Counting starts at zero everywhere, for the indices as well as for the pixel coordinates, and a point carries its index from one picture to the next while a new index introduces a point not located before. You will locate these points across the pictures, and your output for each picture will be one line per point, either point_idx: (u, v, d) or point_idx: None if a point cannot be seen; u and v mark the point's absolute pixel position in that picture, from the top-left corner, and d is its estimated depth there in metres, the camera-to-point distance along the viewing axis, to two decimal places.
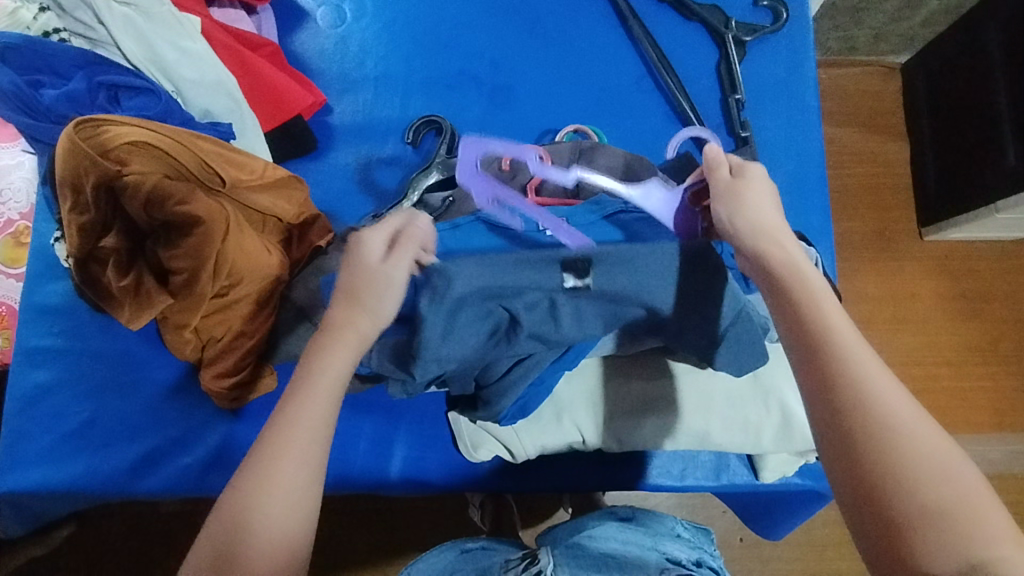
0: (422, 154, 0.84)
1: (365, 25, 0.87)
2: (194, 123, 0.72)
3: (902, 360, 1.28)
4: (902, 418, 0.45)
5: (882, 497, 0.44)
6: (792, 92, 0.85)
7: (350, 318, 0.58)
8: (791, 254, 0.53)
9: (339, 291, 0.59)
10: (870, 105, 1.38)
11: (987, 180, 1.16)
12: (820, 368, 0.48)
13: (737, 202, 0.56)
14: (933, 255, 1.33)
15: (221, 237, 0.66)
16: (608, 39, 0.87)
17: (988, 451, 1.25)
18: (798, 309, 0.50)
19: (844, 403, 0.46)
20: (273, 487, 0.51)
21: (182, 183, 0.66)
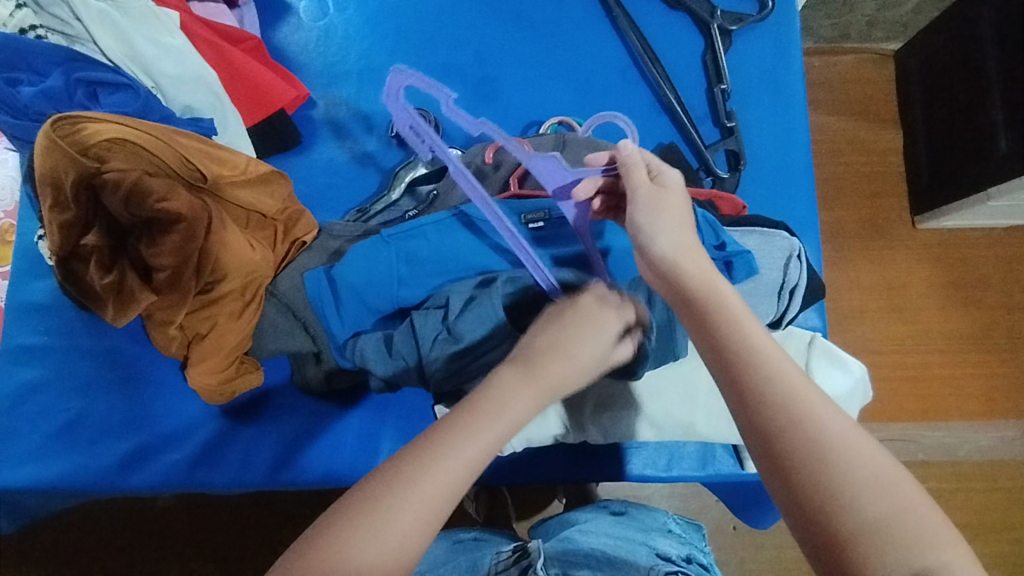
0: (406, 148, 0.84)
1: (348, 17, 0.87)
2: (176, 119, 0.72)
3: (894, 349, 1.28)
4: (834, 433, 0.46)
5: (825, 516, 0.44)
6: (777, 82, 0.85)
7: (553, 368, 0.54)
8: (704, 271, 0.53)
9: (554, 339, 0.56)
10: (862, 93, 1.38)
11: (978, 167, 1.16)
12: (745, 392, 0.48)
13: (657, 213, 0.56)
14: (925, 243, 1.33)
15: (204, 233, 0.67)
16: (594, 30, 0.86)
17: (981, 438, 1.25)
18: (717, 341, 0.51)
19: (772, 428, 0.47)
20: (404, 508, 0.47)
21: (163, 179, 0.66)
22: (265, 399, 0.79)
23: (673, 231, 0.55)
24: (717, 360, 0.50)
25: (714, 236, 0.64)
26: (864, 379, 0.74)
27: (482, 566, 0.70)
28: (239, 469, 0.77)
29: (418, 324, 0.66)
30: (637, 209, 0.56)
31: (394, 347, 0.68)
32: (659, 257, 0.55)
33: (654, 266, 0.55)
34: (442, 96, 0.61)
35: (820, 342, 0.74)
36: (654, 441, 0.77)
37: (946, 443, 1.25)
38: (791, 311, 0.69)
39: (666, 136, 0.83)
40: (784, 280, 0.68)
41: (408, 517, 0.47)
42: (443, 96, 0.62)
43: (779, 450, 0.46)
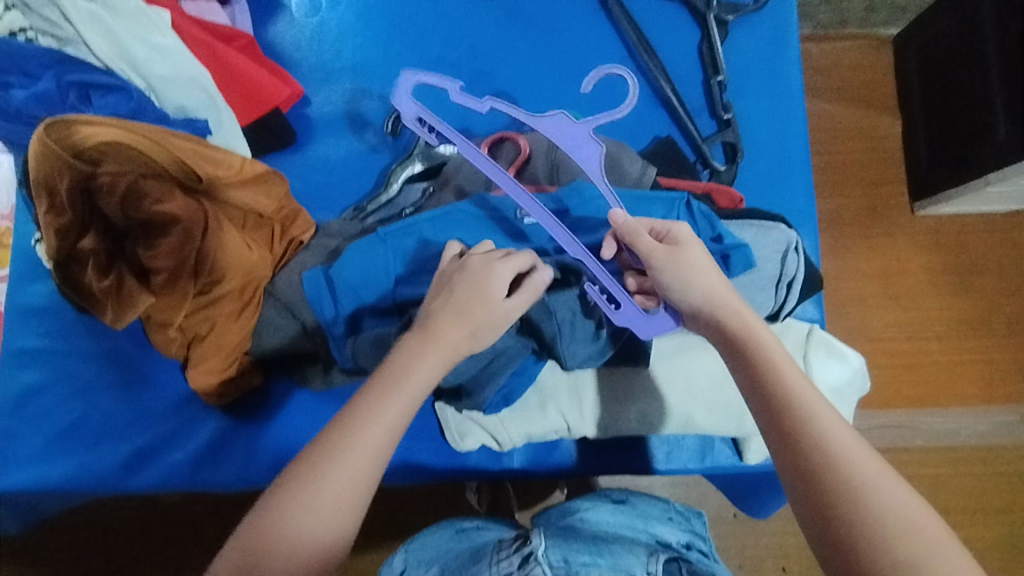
0: (402, 145, 0.83)
1: (341, 13, 0.86)
2: (169, 120, 0.71)
3: (892, 336, 1.29)
4: (868, 476, 0.49)
5: (864, 557, 0.47)
6: (774, 72, 0.84)
7: (448, 332, 0.56)
8: (735, 316, 0.58)
9: (446, 306, 0.57)
10: (862, 79, 1.37)
11: (977, 154, 1.16)
12: (788, 436, 0.52)
13: (678, 269, 0.59)
14: (923, 229, 1.33)
15: (201, 235, 0.68)
16: (589, 23, 0.85)
17: (979, 423, 1.26)
18: (759, 383, 0.54)
19: (815, 470, 0.50)
20: (331, 479, 0.50)
21: (159, 182, 0.66)
22: (266, 398, 0.79)
23: (704, 287, 0.59)
24: (767, 404, 0.54)
25: (710, 227, 0.67)
26: (862, 370, 0.74)
27: (483, 554, 0.69)
28: (240, 469, 0.78)
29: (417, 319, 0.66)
30: (665, 270, 0.59)
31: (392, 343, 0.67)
32: (694, 312, 0.59)
33: (693, 317, 0.60)
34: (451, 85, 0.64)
35: (818, 335, 0.74)
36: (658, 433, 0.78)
37: (944, 429, 1.26)
38: (789, 303, 0.69)
39: (663, 129, 0.82)
40: (781, 274, 0.68)
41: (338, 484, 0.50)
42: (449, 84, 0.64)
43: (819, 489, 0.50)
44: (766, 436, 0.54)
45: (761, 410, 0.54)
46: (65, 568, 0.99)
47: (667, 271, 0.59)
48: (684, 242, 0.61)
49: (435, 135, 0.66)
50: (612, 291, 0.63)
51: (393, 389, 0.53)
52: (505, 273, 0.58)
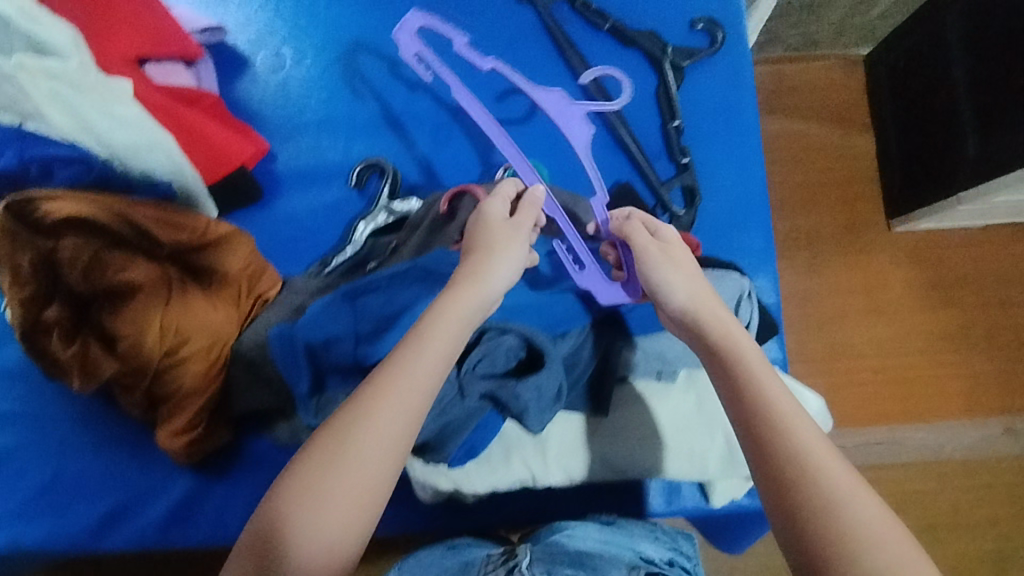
0: (367, 197, 0.85)
1: (305, 69, 0.88)
2: (134, 185, 0.74)
3: (873, 354, 1.32)
4: (842, 491, 0.49)
5: (835, 566, 0.47)
6: (732, 114, 0.86)
7: (484, 268, 0.61)
8: (711, 319, 0.60)
9: (477, 246, 0.63)
10: (836, 99, 1.41)
11: (949, 174, 1.18)
12: (763, 440, 0.53)
13: (662, 267, 0.64)
14: (903, 245, 1.36)
15: (164, 299, 0.69)
16: (548, 71, 0.86)
17: (968, 436, 1.30)
18: (740, 392, 0.56)
19: (787, 480, 0.50)
20: (368, 436, 0.52)
21: (121, 251, 0.68)
22: (235, 454, 0.79)
23: (689, 294, 0.62)
24: (743, 413, 0.55)
25: None
26: (824, 411, 0.75)
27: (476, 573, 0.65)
28: (212, 526, 0.78)
29: None
30: (651, 266, 0.64)
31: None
32: (681, 313, 0.62)
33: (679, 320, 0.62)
34: (453, 35, 0.69)
35: None
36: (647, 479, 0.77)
37: (927, 444, 1.29)
38: None
39: (624, 174, 0.83)
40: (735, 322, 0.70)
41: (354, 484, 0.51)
42: (454, 36, 0.69)
43: (791, 499, 0.50)
44: (743, 441, 0.54)
45: (740, 416, 0.55)
46: None
47: (654, 267, 0.64)
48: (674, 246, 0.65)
49: (425, 69, 0.71)
50: (580, 255, 0.72)
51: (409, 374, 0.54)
52: (502, 205, 0.66)
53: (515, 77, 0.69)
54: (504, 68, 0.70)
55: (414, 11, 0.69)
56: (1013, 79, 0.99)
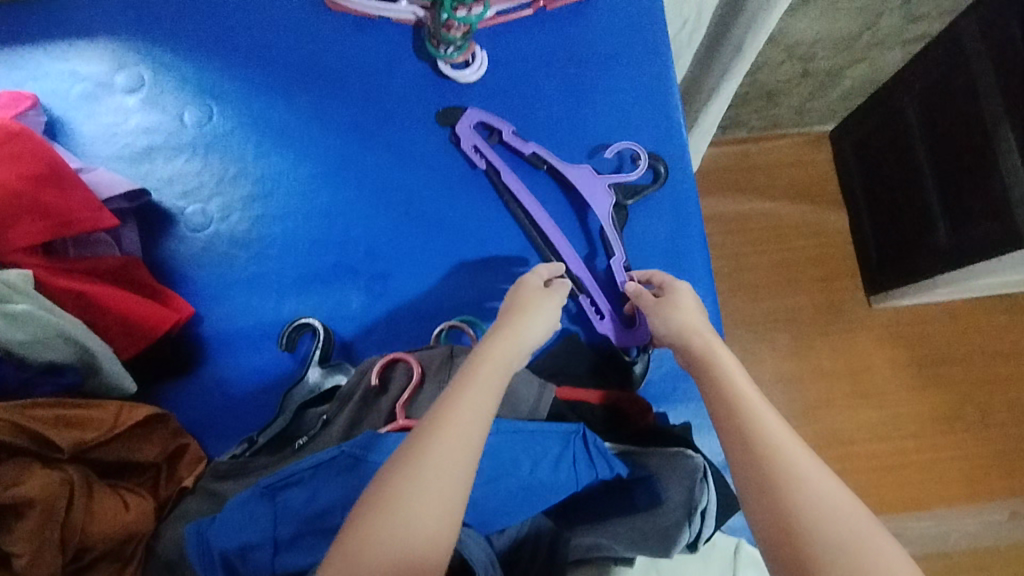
0: (299, 358, 0.80)
1: (235, 223, 0.84)
2: (35, 380, 0.68)
3: (866, 438, 1.42)
4: (865, 541, 0.46)
5: (793, 539, 0.46)
6: (680, 253, 0.82)
7: (533, 318, 0.64)
8: (702, 334, 0.62)
9: (513, 306, 0.66)
10: (804, 176, 1.54)
11: (920, 257, 1.30)
12: (737, 427, 0.53)
13: (662, 310, 0.66)
14: (879, 323, 1.48)
15: (65, 508, 0.63)
16: (488, 219, 0.82)
17: (971, 524, 1.39)
18: (714, 384, 0.57)
19: (800, 529, 0.46)
20: (446, 443, 0.52)
21: (16, 462, 0.62)
22: None
23: (685, 329, 0.63)
24: (751, 452, 0.51)
25: (607, 465, 0.63)
26: None
27: None
28: None
29: None
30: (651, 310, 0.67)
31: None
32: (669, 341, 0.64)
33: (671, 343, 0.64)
34: (504, 128, 0.82)
35: (746, 549, 0.68)
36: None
37: (931, 533, 1.38)
38: (706, 532, 0.63)
39: (568, 323, 0.79)
40: (694, 503, 0.62)
41: (434, 489, 0.50)
42: (504, 127, 0.83)
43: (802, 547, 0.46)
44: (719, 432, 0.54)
45: (715, 405, 0.56)
46: None
47: (653, 312, 0.67)
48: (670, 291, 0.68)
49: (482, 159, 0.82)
50: (598, 302, 0.77)
51: (472, 388, 0.56)
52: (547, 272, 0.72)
53: (551, 160, 0.81)
54: (545, 151, 0.82)
55: (472, 109, 0.83)
56: (980, 174, 1.10)
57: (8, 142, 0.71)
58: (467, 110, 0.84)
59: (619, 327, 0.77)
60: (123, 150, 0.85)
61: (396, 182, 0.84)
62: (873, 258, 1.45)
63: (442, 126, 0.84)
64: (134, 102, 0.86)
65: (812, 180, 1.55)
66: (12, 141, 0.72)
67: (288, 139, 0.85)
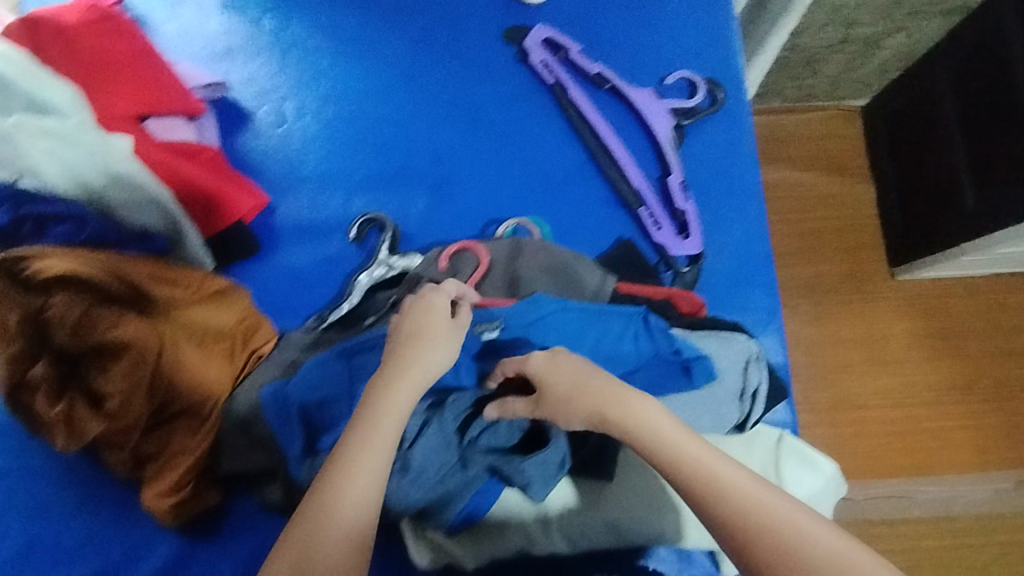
0: (366, 251, 0.83)
1: (307, 123, 0.87)
2: (126, 243, 0.71)
3: (879, 402, 1.30)
4: (791, 523, 0.52)
5: None
6: (732, 174, 0.84)
7: (428, 352, 0.62)
8: (623, 409, 0.58)
9: (411, 333, 0.63)
10: (836, 149, 1.43)
11: (949, 222, 1.19)
12: (705, 510, 0.53)
13: (555, 409, 0.60)
14: (901, 296, 1.36)
15: (156, 357, 0.67)
16: (552, 130, 0.86)
17: (980, 492, 1.26)
18: (668, 472, 0.55)
19: (744, 540, 0.52)
20: (350, 480, 0.56)
21: (113, 308, 0.66)
22: (225, 515, 0.76)
23: (592, 402, 0.58)
24: (680, 484, 0.54)
25: (668, 342, 0.67)
26: (836, 476, 0.73)
27: None
28: None
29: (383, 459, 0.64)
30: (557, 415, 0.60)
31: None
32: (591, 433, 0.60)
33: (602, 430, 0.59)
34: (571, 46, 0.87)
35: (788, 440, 0.73)
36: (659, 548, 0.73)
37: (940, 497, 1.26)
38: (755, 413, 0.69)
39: (624, 231, 0.83)
40: (744, 384, 0.69)
41: (348, 517, 0.55)
42: (572, 46, 0.87)
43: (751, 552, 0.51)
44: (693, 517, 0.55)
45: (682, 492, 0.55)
46: None
47: (553, 400, 0.60)
48: (547, 376, 0.61)
49: (551, 74, 0.86)
50: (655, 214, 0.81)
51: (375, 428, 0.58)
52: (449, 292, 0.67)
53: (616, 80, 0.85)
54: (609, 70, 0.86)
55: (540, 26, 0.87)
56: (1001, 82, 0.98)
57: (104, 22, 0.76)
58: (535, 27, 0.88)
59: (677, 236, 0.81)
60: (206, 51, 0.88)
61: (462, 95, 0.87)
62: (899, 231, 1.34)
63: (508, 45, 0.88)
64: (216, 7, 0.90)
65: (838, 150, 1.44)
66: (108, 21, 0.76)
67: (362, 48, 0.89)
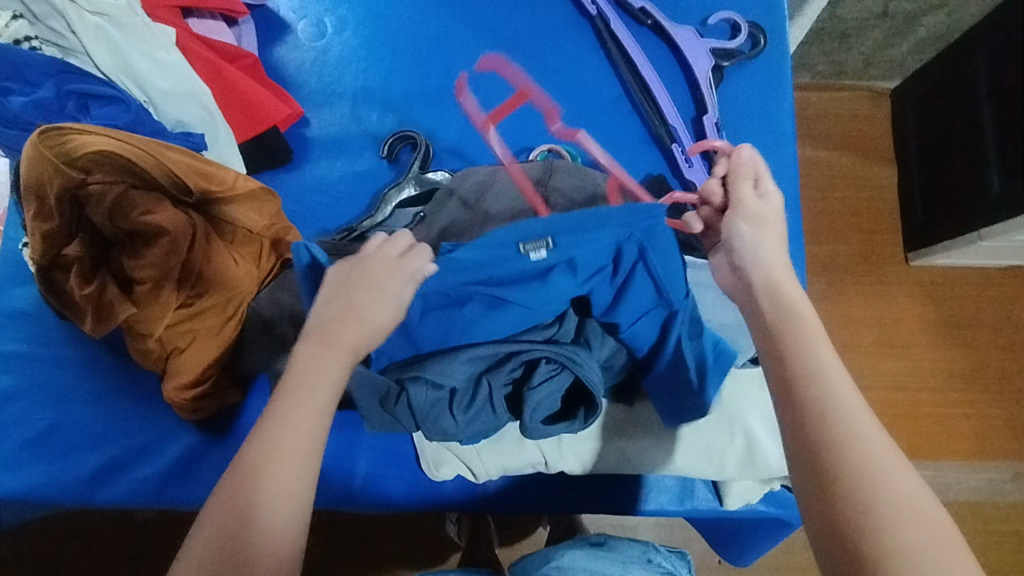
0: (396, 169, 0.84)
1: (346, 39, 0.87)
2: (166, 133, 0.72)
3: (884, 385, 1.20)
4: (878, 463, 0.44)
5: (859, 540, 0.42)
6: (768, 117, 0.85)
7: (348, 334, 0.55)
8: (789, 295, 0.55)
9: (341, 307, 0.57)
10: (856, 130, 1.29)
11: (971, 205, 1.08)
12: (796, 412, 0.48)
13: (759, 232, 0.59)
14: (917, 281, 1.24)
15: (187, 247, 0.67)
16: (587, 62, 0.86)
17: (971, 479, 1.17)
18: (783, 356, 0.51)
19: (821, 448, 0.46)
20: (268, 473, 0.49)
21: (149, 193, 0.67)
22: (243, 415, 0.77)
23: (776, 266, 0.57)
24: (782, 382, 0.50)
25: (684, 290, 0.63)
26: None
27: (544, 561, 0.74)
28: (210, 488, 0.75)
29: (416, 397, 0.61)
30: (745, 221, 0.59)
31: (392, 410, 0.63)
32: (744, 274, 0.58)
33: (743, 276, 0.58)
34: None
35: None
36: (631, 476, 0.75)
37: (934, 483, 1.17)
38: None
39: (656, 167, 0.83)
40: None
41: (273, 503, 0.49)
42: None
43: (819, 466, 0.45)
44: (778, 412, 0.50)
45: (780, 390, 0.50)
46: (47, 566, 0.99)
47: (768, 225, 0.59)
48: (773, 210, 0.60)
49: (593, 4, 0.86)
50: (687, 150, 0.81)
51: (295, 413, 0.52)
52: (399, 276, 0.58)
53: (658, 16, 0.85)
54: (652, 7, 0.86)
55: None
56: None
57: None
58: None
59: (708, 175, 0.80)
60: None
61: (502, 22, 0.88)
62: (918, 214, 1.22)
63: None
64: None
65: (860, 132, 1.29)
66: None
67: None
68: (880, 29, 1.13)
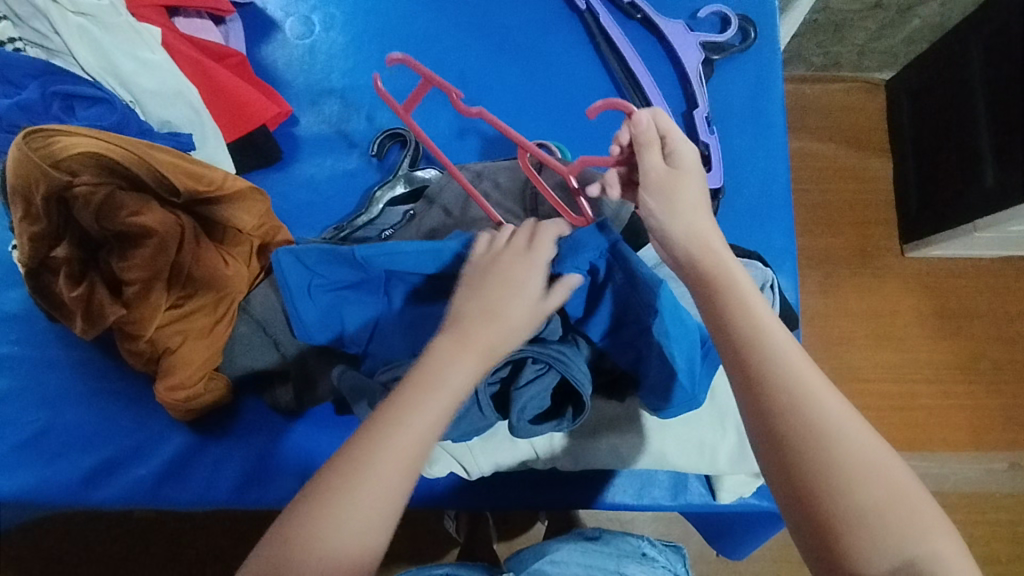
0: (386, 167, 0.83)
1: (334, 36, 0.87)
2: (153, 133, 0.72)
3: (880, 377, 1.20)
4: (832, 422, 0.46)
5: (818, 502, 0.44)
6: (758, 110, 0.85)
7: (479, 333, 0.54)
8: (719, 255, 0.54)
9: (478, 305, 0.55)
10: (850, 122, 1.29)
11: (965, 196, 1.08)
12: (749, 379, 0.47)
13: (673, 198, 0.56)
14: (912, 272, 1.24)
15: (176, 248, 0.67)
16: (577, 57, 0.86)
17: (969, 469, 1.17)
18: (724, 319, 0.50)
19: (775, 415, 0.46)
20: (366, 485, 0.49)
21: (136, 194, 0.66)
22: (235, 415, 0.77)
23: (703, 229, 0.55)
24: (730, 348, 0.49)
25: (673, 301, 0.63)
26: None
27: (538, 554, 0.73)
28: (204, 488, 0.75)
29: None
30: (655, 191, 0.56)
31: None
32: (673, 249, 0.55)
33: (675, 254, 0.55)
34: None
35: None
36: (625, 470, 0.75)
37: (931, 474, 1.17)
38: None
39: None
40: None
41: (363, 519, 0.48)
42: None
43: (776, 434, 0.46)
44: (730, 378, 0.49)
45: (731, 355, 0.49)
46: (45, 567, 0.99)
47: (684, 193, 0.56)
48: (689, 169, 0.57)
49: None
50: None
51: (406, 424, 0.50)
52: (540, 277, 0.57)
53: (646, 10, 0.85)
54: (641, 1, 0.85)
55: None
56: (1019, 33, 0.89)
57: None
58: None
59: None
60: None
61: (490, 17, 0.87)
62: (913, 205, 1.22)
63: None
64: None
65: (854, 124, 1.29)
66: None
67: None
68: (873, 20, 1.12)
